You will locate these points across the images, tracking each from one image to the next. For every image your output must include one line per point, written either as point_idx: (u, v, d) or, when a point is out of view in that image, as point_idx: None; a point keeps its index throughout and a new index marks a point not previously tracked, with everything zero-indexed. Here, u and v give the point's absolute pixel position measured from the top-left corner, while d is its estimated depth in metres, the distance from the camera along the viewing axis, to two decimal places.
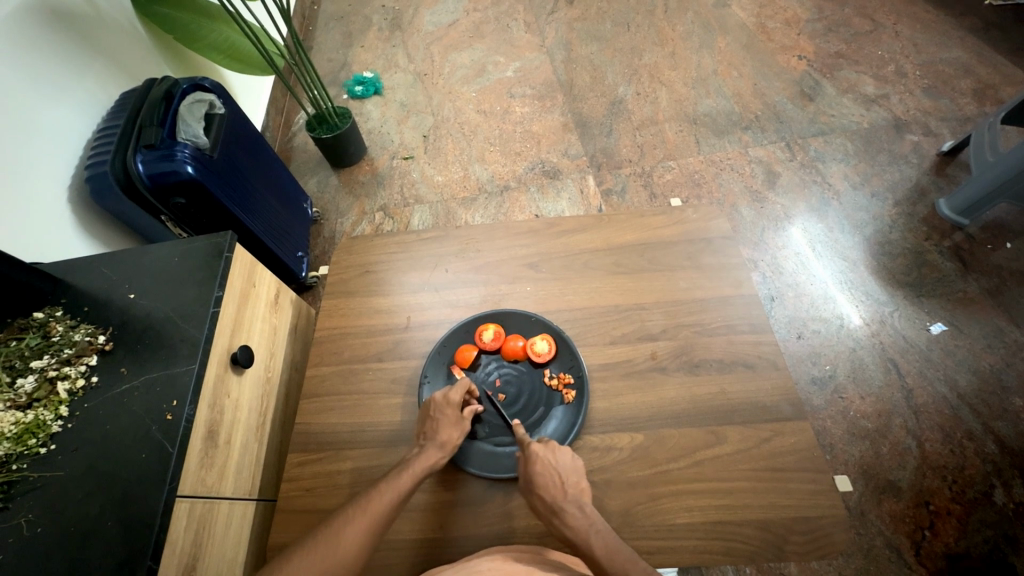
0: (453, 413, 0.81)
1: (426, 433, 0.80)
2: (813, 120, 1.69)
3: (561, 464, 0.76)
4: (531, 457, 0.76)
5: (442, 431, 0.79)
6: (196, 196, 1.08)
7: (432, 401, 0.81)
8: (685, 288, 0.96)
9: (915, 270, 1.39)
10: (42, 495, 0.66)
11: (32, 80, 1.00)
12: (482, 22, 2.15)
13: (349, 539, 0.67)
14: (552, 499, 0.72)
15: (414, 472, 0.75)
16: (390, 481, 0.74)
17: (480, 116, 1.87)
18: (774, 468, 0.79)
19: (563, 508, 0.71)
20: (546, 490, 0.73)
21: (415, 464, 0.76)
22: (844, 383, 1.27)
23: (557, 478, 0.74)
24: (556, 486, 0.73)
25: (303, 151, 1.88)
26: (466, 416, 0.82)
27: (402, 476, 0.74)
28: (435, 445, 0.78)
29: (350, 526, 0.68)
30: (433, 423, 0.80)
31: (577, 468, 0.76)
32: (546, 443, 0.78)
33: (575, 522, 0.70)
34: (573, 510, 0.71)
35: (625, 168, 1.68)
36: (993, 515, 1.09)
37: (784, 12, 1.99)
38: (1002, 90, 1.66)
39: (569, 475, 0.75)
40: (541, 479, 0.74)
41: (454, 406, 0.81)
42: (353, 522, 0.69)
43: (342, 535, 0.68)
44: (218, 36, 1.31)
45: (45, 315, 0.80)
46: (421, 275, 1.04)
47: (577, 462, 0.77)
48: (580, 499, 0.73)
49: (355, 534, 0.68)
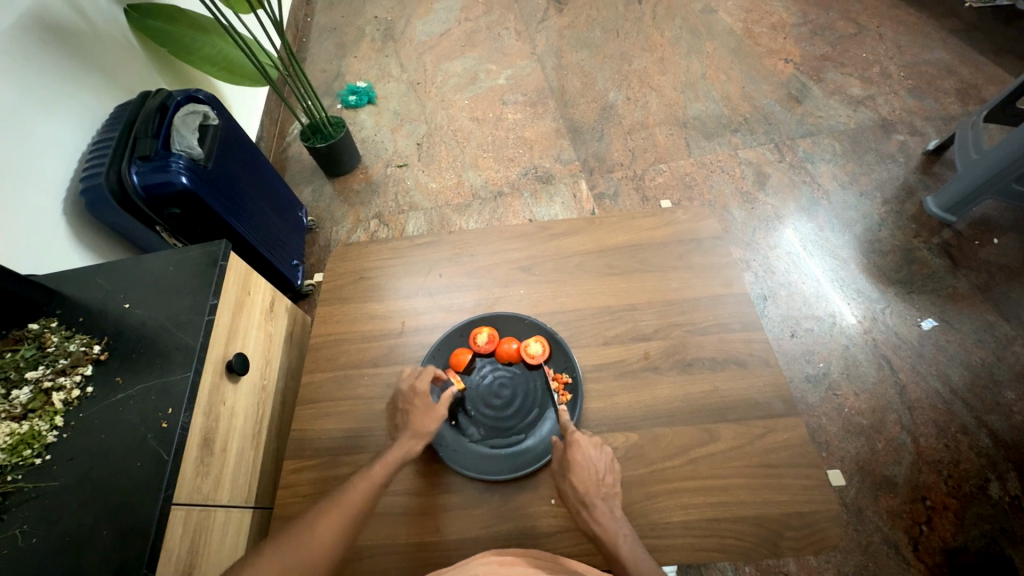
0: (422, 402, 0.83)
1: (402, 425, 0.81)
2: (801, 121, 1.72)
3: (601, 461, 0.75)
4: (575, 444, 0.76)
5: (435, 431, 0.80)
6: (190, 206, 1.09)
7: (401, 393, 0.84)
8: (676, 287, 0.97)
9: (905, 267, 1.41)
10: (37, 505, 0.66)
11: (27, 94, 1.01)
12: (473, 31, 2.18)
13: (324, 536, 0.67)
14: (584, 493, 0.72)
15: (387, 460, 0.76)
16: (364, 472, 0.74)
17: (473, 123, 1.89)
18: (767, 464, 0.79)
19: (593, 504, 0.71)
20: (580, 482, 0.73)
21: (389, 455, 0.76)
22: (839, 380, 1.28)
23: (596, 475, 0.74)
24: (592, 480, 0.73)
25: (298, 161, 1.89)
26: (443, 402, 0.82)
27: (376, 466, 0.75)
28: (410, 433, 0.79)
29: (325, 519, 0.68)
30: (425, 425, 0.80)
31: (615, 471, 0.76)
32: (595, 439, 0.78)
33: (605, 522, 0.70)
34: (601, 506, 0.71)
35: (617, 171, 1.70)
36: (989, 508, 1.09)
37: (770, 17, 2.02)
38: (985, 89, 1.69)
39: (606, 475, 0.74)
40: (577, 470, 0.74)
41: (421, 395, 0.83)
42: (326, 515, 0.69)
43: (315, 527, 0.67)
44: (214, 49, 1.32)
45: (40, 327, 0.80)
46: (416, 280, 1.04)
47: (615, 465, 0.76)
48: (611, 499, 0.73)
49: (330, 531, 0.67)
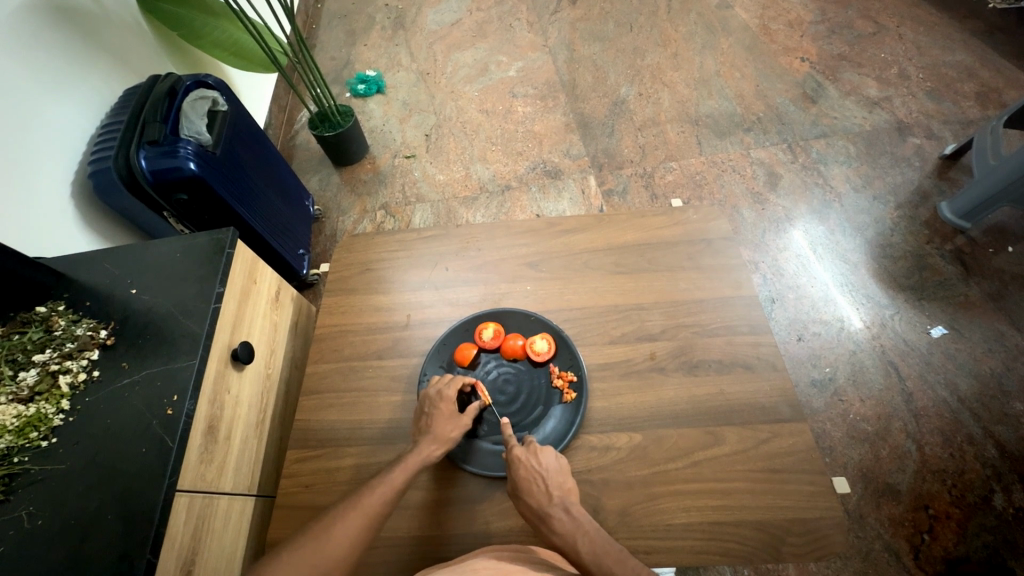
0: (448, 407, 0.82)
1: (422, 429, 0.81)
2: (816, 122, 1.69)
3: (549, 465, 0.76)
4: (517, 463, 0.76)
5: (438, 424, 0.80)
6: (198, 192, 1.08)
7: (426, 397, 0.83)
8: (685, 288, 0.96)
9: (916, 273, 1.39)
10: (42, 487, 0.66)
11: (35, 75, 1.00)
12: (485, 21, 2.15)
13: (343, 534, 0.67)
14: (540, 506, 0.71)
15: (406, 465, 0.75)
16: (385, 477, 0.74)
17: (483, 115, 1.87)
18: (770, 469, 0.79)
19: (550, 515, 0.70)
20: (533, 494, 0.73)
21: (408, 459, 0.76)
22: (844, 385, 1.27)
23: (547, 479, 0.74)
24: (541, 490, 0.73)
25: (306, 149, 1.88)
26: (466, 414, 0.83)
27: (394, 471, 0.74)
28: (431, 438, 0.79)
29: (343, 521, 0.68)
30: (429, 418, 0.81)
31: (562, 469, 0.76)
32: (534, 445, 0.78)
33: (562, 528, 0.69)
34: (558, 514, 0.70)
35: (627, 168, 1.68)
36: (992, 519, 1.08)
37: (787, 14, 1.99)
38: (1005, 94, 1.66)
39: (554, 476, 0.75)
40: (526, 483, 0.74)
41: (449, 401, 0.82)
42: (346, 517, 0.69)
43: (334, 529, 0.67)
44: (223, 33, 1.31)
45: (48, 310, 0.80)
46: (422, 273, 1.04)
47: (561, 463, 0.77)
48: (566, 500, 0.72)
49: (351, 529, 0.68)
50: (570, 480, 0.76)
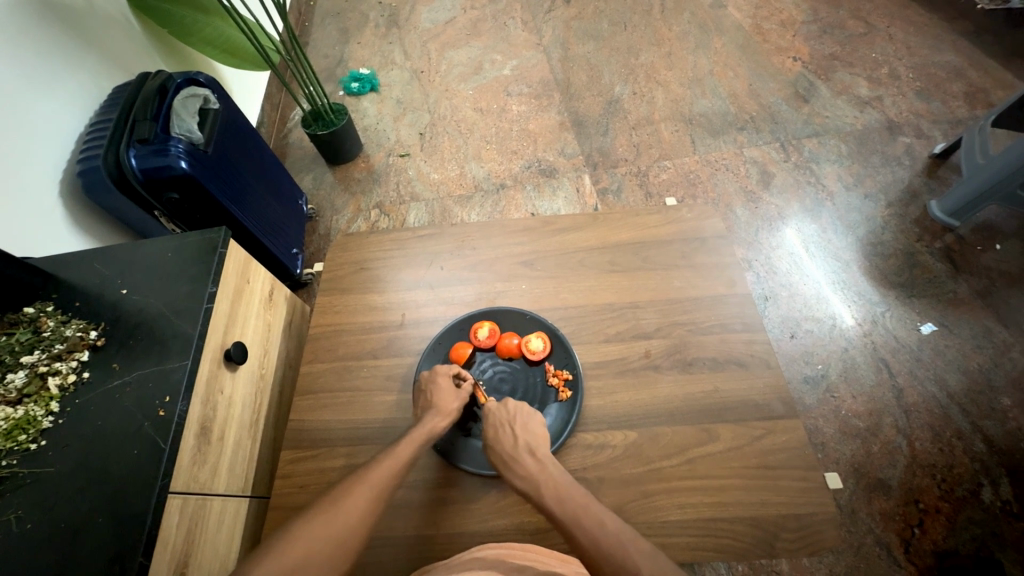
0: (447, 383, 0.83)
1: (424, 406, 0.82)
2: (808, 121, 1.71)
3: (519, 416, 0.80)
4: (489, 412, 0.81)
5: (441, 398, 0.81)
6: (189, 191, 1.07)
7: (423, 378, 0.85)
8: (679, 286, 0.96)
9: (907, 271, 1.41)
10: (32, 491, 0.65)
11: (22, 72, 0.99)
12: (479, 20, 2.15)
13: (353, 509, 0.67)
14: (508, 451, 0.76)
15: (412, 439, 0.76)
16: (391, 451, 0.74)
17: (477, 114, 1.87)
18: (765, 466, 0.79)
19: (517, 461, 0.74)
20: (501, 440, 0.77)
21: (412, 434, 0.76)
22: (836, 382, 1.28)
23: (516, 424, 0.79)
24: (510, 438, 0.77)
25: (299, 148, 1.87)
26: (465, 389, 0.84)
27: (400, 446, 0.75)
28: (433, 412, 0.80)
29: (351, 494, 0.68)
30: (428, 393, 0.82)
31: (535, 422, 0.80)
32: (509, 399, 0.83)
33: (528, 473, 0.72)
34: (524, 460, 0.73)
35: (621, 167, 1.68)
36: (980, 513, 1.10)
37: (780, 13, 2.00)
38: (994, 94, 1.68)
39: (525, 428, 0.78)
40: (495, 432, 0.78)
41: (445, 375, 0.84)
42: (356, 490, 0.69)
43: (341, 503, 0.67)
44: (214, 30, 1.29)
45: (36, 310, 0.79)
46: (417, 272, 1.03)
47: (534, 415, 0.81)
48: (533, 449, 0.75)
49: (360, 501, 0.68)
50: (542, 429, 0.79)
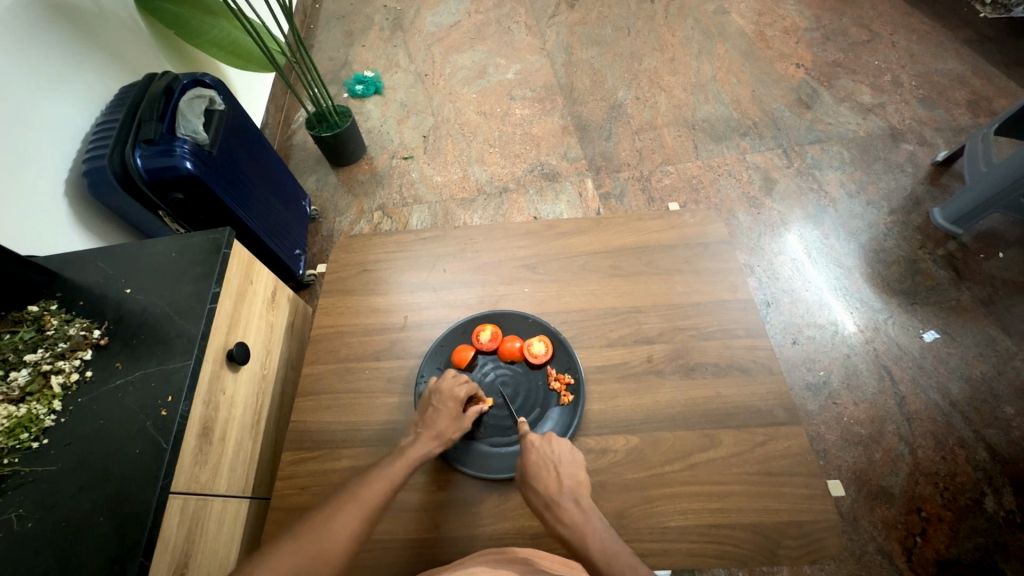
0: (455, 407, 0.81)
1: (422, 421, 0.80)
2: (810, 127, 1.71)
3: (561, 455, 0.76)
4: (529, 448, 0.77)
5: (440, 422, 0.79)
6: (194, 191, 1.08)
7: (437, 392, 0.81)
8: (682, 291, 0.96)
9: (909, 278, 1.41)
10: (34, 489, 0.65)
11: (29, 72, 0.99)
12: (483, 24, 2.16)
13: (342, 526, 0.66)
14: (549, 493, 0.72)
15: (408, 458, 0.75)
16: (385, 468, 0.73)
17: (480, 117, 1.88)
18: (767, 472, 0.79)
19: (560, 505, 0.71)
20: (544, 480, 0.73)
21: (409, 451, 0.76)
22: (839, 389, 1.28)
23: (559, 464, 0.75)
24: (551, 477, 0.74)
25: (302, 150, 1.88)
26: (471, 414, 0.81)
27: (396, 463, 0.74)
28: (432, 434, 0.79)
29: (343, 512, 0.68)
30: (433, 414, 0.80)
31: (576, 462, 0.76)
32: (552, 436, 0.79)
33: (571, 520, 0.69)
34: (566, 504, 0.71)
35: (624, 171, 1.69)
36: (983, 522, 1.09)
37: (783, 20, 2.01)
38: (996, 102, 1.68)
39: (566, 467, 0.75)
40: (536, 469, 0.75)
41: (454, 398, 0.81)
42: (346, 510, 0.68)
43: (332, 521, 0.67)
44: (220, 32, 1.30)
45: (40, 309, 0.79)
46: (420, 275, 1.04)
47: (575, 456, 0.77)
48: (575, 491, 0.73)
49: (350, 520, 0.67)
50: (583, 472, 0.76)
